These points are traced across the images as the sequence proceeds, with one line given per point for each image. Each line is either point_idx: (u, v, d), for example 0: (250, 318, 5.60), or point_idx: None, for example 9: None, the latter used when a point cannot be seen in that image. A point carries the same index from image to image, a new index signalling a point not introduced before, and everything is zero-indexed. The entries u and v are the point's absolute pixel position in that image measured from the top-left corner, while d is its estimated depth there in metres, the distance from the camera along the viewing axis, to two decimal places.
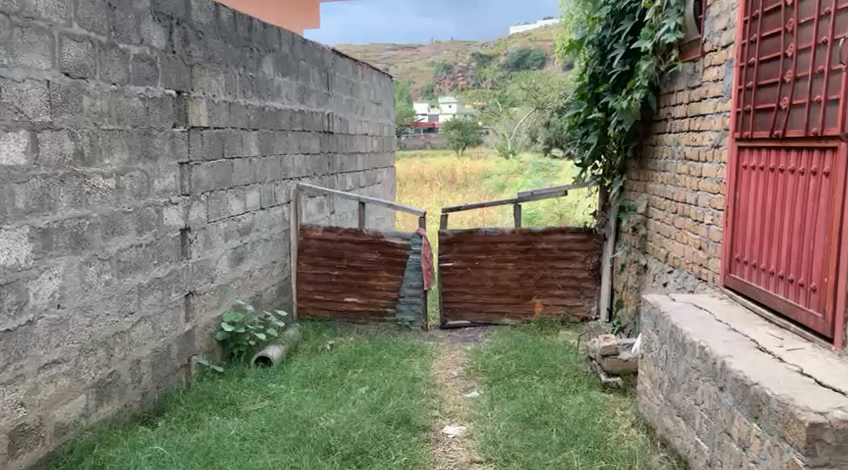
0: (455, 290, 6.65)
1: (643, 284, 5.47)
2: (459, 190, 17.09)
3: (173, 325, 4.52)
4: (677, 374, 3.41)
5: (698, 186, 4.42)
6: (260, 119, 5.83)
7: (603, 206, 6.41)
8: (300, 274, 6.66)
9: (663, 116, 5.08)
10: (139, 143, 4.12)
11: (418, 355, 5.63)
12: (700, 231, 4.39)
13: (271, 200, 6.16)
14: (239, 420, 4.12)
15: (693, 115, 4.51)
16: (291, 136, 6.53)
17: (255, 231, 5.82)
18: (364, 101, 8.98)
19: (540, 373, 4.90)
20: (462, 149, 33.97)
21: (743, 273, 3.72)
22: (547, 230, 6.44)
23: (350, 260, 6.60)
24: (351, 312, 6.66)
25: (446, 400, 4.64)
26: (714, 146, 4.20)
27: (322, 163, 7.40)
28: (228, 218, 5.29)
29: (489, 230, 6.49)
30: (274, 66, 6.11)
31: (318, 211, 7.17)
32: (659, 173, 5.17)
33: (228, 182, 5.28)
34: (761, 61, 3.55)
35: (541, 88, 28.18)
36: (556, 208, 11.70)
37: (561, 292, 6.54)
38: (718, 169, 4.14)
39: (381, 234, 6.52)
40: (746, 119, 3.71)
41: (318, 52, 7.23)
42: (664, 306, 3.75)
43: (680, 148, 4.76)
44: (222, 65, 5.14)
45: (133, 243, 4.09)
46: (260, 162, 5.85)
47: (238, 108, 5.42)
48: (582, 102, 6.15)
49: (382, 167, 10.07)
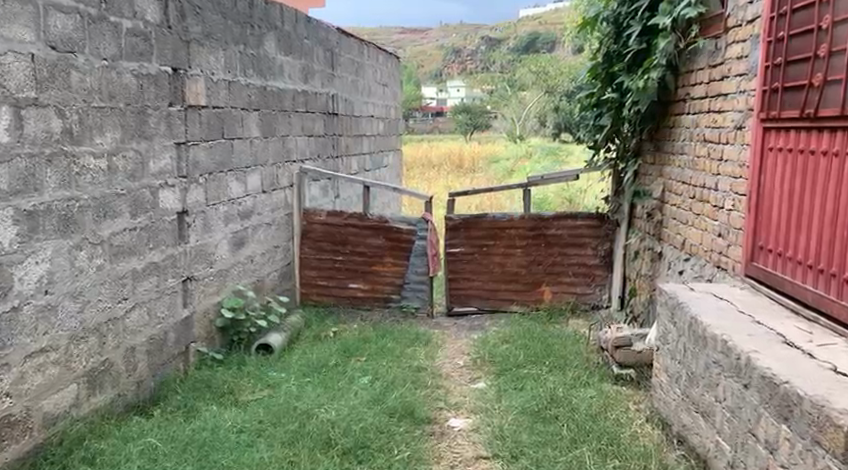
0: (462, 276, 6.47)
1: (657, 271, 5.28)
2: (467, 175, 16.91)
3: (170, 311, 4.36)
4: (695, 369, 3.23)
5: (719, 170, 4.23)
6: (262, 98, 5.66)
7: (615, 191, 6.23)
8: (303, 259, 6.49)
9: (681, 96, 4.89)
10: (133, 122, 3.94)
11: (423, 344, 5.45)
12: (719, 217, 4.21)
13: (274, 183, 5.99)
14: (237, 411, 3.96)
15: (714, 95, 4.31)
16: (295, 117, 6.36)
17: (257, 214, 5.65)
18: (370, 82, 8.79)
19: (548, 364, 4.72)
20: (471, 134, 33.65)
21: (767, 262, 3.55)
22: (557, 215, 6.25)
23: (354, 246, 6.42)
24: (355, 298, 6.50)
25: (451, 391, 4.48)
26: (737, 128, 4.00)
27: (326, 145, 7.22)
28: (228, 201, 5.12)
29: (497, 215, 6.31)
30: (277, 44, 5.92)
31: (322, 194, 7.00)
32: (675, 157, 4.98)
33: (228, 164, 5.11)
34: (791, 36, 3.37)
35: (550, 73, 27.91)
36: (565, 194, 11.46)
37: (571, 280, 6.36)
38: (740, 152, 3.95)
39: (386, 218, 6.35)
40: (773, 98, 3.52)
41: (323, 31, 7.04)
42: (682, 296, 3.57)
43: (699, 130, 4.57)
44: (221, 42, 4.96)
45: (126, 226, 3.92)
46: (261, 143, 5.68)
47: (238, 87, 5.24)
48: (594, 83, 5.94)
49: (388, 150, 9.89)
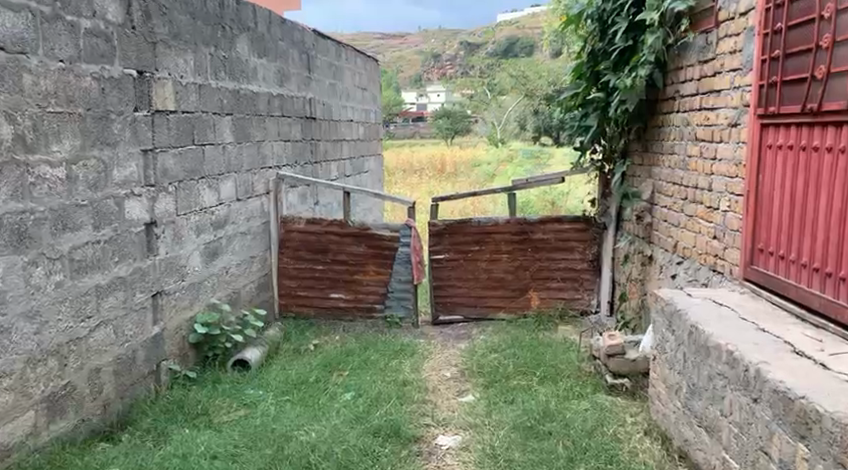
0: (447, 284, 6.26)
1: (648, 275, 5.10)
2: (449, 179, 16.73)
3: (139, 328, 4.12)
4: (697, 381, 3.04)
5: (713, 170, 4.05)
6: (235, 102, 5.43)
7: (603, 193, 6.05)
8: (282, 269, 6.26)
9: (669, 94, 4.71)
10: (94, 128, 3.71)
11: (408, 355, 5.24)
12: (715, 219, 4.02)
13: (249, 191, 5.76)
14: (211, 433, 3.72)
15: (706, 91, 4.14)
16: (270, 121, 6.13)
17: (231, 223, 5.42)
18: (349, 86, 8.58)
19: (539, 375, 4.52)
20: (452, 138, 33.53)
21: (768, 265, 3.37)
22: (544, 218, 6.07)
23: (334, 254, 6.20)
24: (337, 308, 6.28)
25: (439, 406, 4.29)
26: (732, 125, 3.82)
27: (304, 151, 6.99)
28: (199, 210, 4.89)
29: (482, 220, 6.11)
30: (250, 46, 5.69)
31: (300, 202, 6.77)
32: (665, 157, 4.80)
33: (198, 172, 4.88)
34: (790, 27, 3.20)
35: (529, 76, 27.86)
36: (548, 197, 11.30)
37: (559, 285, 6.17)
38: (736, 150, 3.77)
39: (368, 225, 6.13)
40: (771, 93, 3.35)
41: (299, 33, 6.83)
42: (680, 303, 3.38)
43: (690, 129, 4.39)
44: (191, 44, 4.73)
45: (89, 240, 3.67)
46: (235, 150, 5.45)
47: (209, 91, 5.01)
48: (579, 82, 5.77)
49: (369, 155, 9.67)
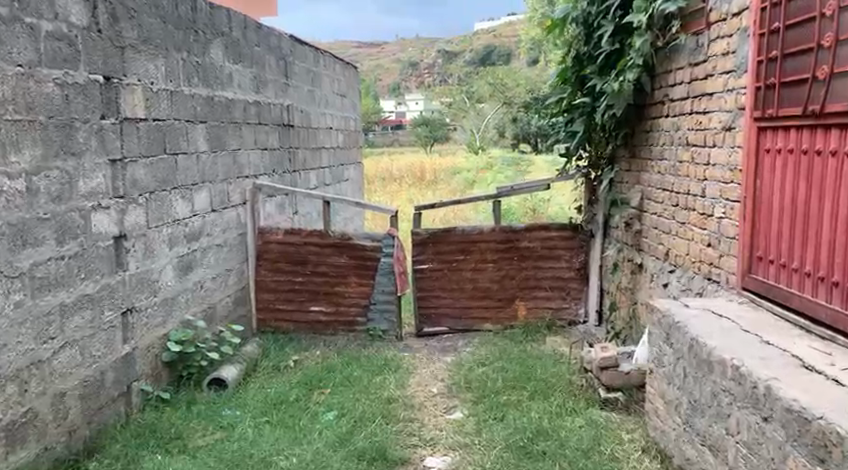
0: (431, 294, 6.08)
1: (637, 284, 4.95)
2: (429, 187, 16.60)
3: (108, 348, 3.91)
4: (699, 398, 2.88)
5: (706, 175, 3.88)
6: (209, 109, 5.22)
7: (589, 200, 5.91)
8: (260, 282, 6.06)
9: (658, 98, 4.54)
10: (58, 137, 3.50)
11: (392, 370, 5.05)
12: (709, 226, 3.86)
13: (224, 201, 5.54)
14: (184, 460, 3.52)
15: (698, 94, 3.95)
16: (246, 129, 5.93)
17: (206, 236, 5.22)
18: (328, 93, 8.40)
19: (529, 389, 4.36)
20: (431, 146, 33.45)
21: (768, 274, 3.21)
22: (530, 226, 5.92)
23: (315, 265, 6.02)
24: (318, 323, 6.09)
25: (426, 424, 4.14)
26: (726, 129, 3.63)
27: (282, 160, 6.79)
28: (172, 222, 4.70)
29: (467, 229, 5.94)
30: (224, 52, 5.49)
31: (278, 212, 6.57)
32: (654, 163, 4.65)
33: (171, 182, 4.68)
34: (788, 25, 3.05)
35: (507, 83, 27.87)
36: (530, 203, 11.18)
37: (546, 295, 6.02)
38: (730, 154, 3.58)
39: (349, 235, 5.97)
40: (768, 95, 3.19)
41: (275, 38, 6.63)
42: (679, 316, 3.21)
43: (680, 133, 4.24)
44: (161, 49, 4.53)
45: (52, 255, 3.46)
46: (209, 159, 5.24)
47: (182, 97, 4.81)
48: (564, 86, 5.62)
49: (349, 164, 9.49)
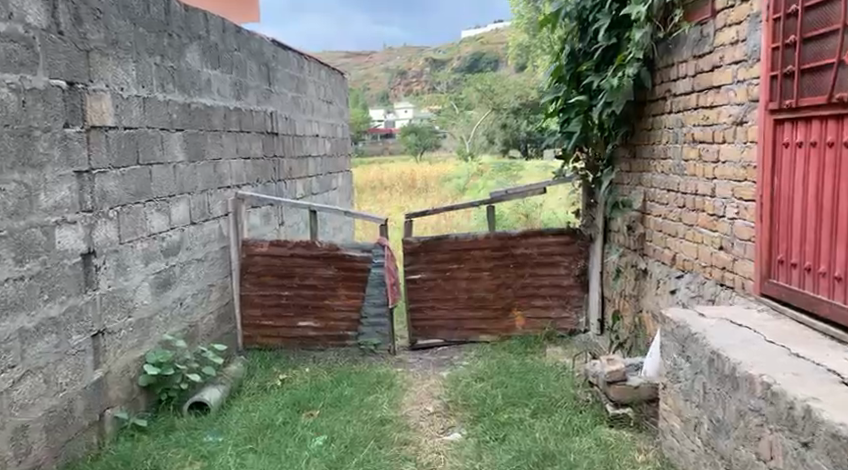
0: (425, 305, 5.81)
1: (641, 291, 4.70)
2: (420, 195, 16.36)
3: (76, 374, 3.67)
4: (722, 418, 2.62)
5: (715, 173, 3.61)
6: (185, 117, 4.94)
7: (588, 203, 5.65)
8: (245, 297, 5.79)
9: (659, 94, 4.28)
10: (16, 147, 3.26)
11: (386, 388, 4.78)
12: (720, 228, 3.59)
13: (205, 213, 5.26)
14: None
15: (704, 88, 3.67)
16: (227, 137, 5.65)
17: (185, 250, 4.94)
18: (313, 99, 8.13)
19: (532, 406, 4.13)
20: (421, 154, 33.24)
21: (790, 279, 2.95)
22: (526, 232, 5.65)
23: (302, 278, 5.75)
24: (307, 338, 5.80)
25: (422, 447, 3.89)
26: (736, 123, 3.36)
27: (265, 169, 6.51)
28: (147, 236, 4.42)
29: (460, 236, 5.67)
30: (200, 56, 5.21)
31: (263, 223, 6.29)
32: (657, 162, 4.40)
33: (145, 194, 4.40)
34: (807, 8, 2.79)
35: (496, 89, 27.67)
36: (522, 209, 10.90)
37: (545, 303, 5.75)
38: (743, 151, 3.30)
39: (337, 246, 5.70)
40: (785, 84, 2.93)
41: (256, 42, 6.35)
42: (695, 327, 2.94)
43: (684, 130, 3.98)
44: (132, 52, 4.25)
45: (9, 277, 3.23)
46: (186, 169, 4.96)
47: (155, 104, 4.53)
48: (559, 85, 5.36)
49: (337, 172, 9.23)
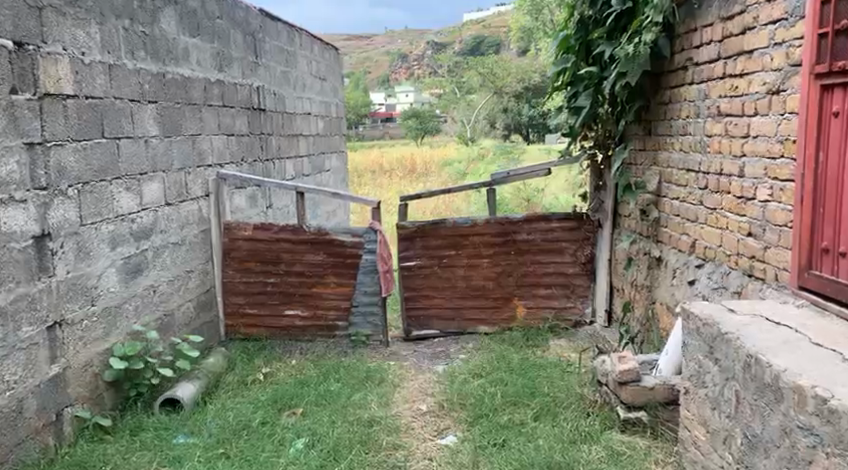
0: (421, 294, 5.42)
1: (654, 281, 4.31)
2: (419, 179, 15.94)
3: (27, 371, 3.30)
4: (761, 433, 2.24)
5: (745, 150, 3.23)
6: (160, 87, 4.54)
7: (596, 185, 5.26)
8: (227, 284, 5.40)
9: (680, 63, 3.89)
10: None
11: (376, 384, 4.41)
12: (749, 212, 3.21)
13: (183, 193, 4.87)
14: None
15: (734, 54, 3.29)
16: (208, 112, 5.24)
17: (159, 233, 4.55)
18: (305, 75, 7.71)
19: (534, 408, 3.76)
20: (421, 138, 32.74)
21: (838, 273, 2.55)
22: (528, 216, 5.26)
23: (289, 265, 5.35)
24: (293, 328, 5.44)
25: (413, 451, 3.53)
26: (772, 93, 2.98)
27: (252, 147, 6.11)
28: (115, 218, 4.04)
29: (458, 220, 5.28)
30: (177, 22, 4.80)
31: (249, 205, 5.90)
32: (674, 139, 4.00)
33: (112, 171, 4.00)
34: None
35: (496, 72, 27.13)
36: (523, 193, 10.44)
37: (548, 293, 5.37)
38: (780, 124, 2.93)
39: (326, 230, 5.30)
40: (838, 43, 2.52)
41: (241, 10, 5.94)
42: (726, 325, 2.55)
43: (706, 103, 3.59)
44: (95, 14, 3.85)
45: None
46: (161, 145, 4.56)
47: (124, 72, 4.12)
48: (566, 57, 4.95)
49: (331, 152, 8.81)
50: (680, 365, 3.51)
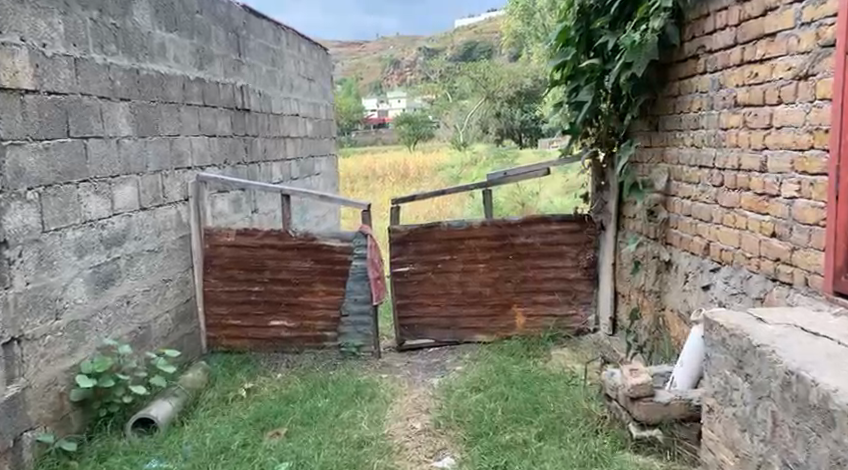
0: (415, 302, 5.13)
1: (663, 286, 4.03)
2: (412, 185, 15.65)
3: None
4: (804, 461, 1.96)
5: (767, 143, 2.96)
6: (134, 84, 4.24)
7: (598, 184, 4.98)
8: (208, 293, 5.10)
9: (689, 52, 3.61)
10: None
11: (367, 400, 4.12)
12: (773, 210, 2.94)
13: (160, 197, 4.57)
14: None
15: (754, 39, 3.02)
16: (187, 111, 4.94)
17: (134, 239, 4.25)
18: (292, 75, 7.41)
19: (538, 426, 3.47)
20: (414, 143, 32.46)
21: None
22: (527, 219, 4.98)
23: (275, 272, 5.06)
24: (280, 340, 5.14)
25: None
26: (798, 78, 2.75)
27: (235, 148, 5.81)
28: (83, 223, 3.73)
29: (453, 223, 5.00)
30: (152, 15, 4.51)
31: (232, 210, 5.59)
32: (684, 133, 3.73)
33: (79, 173, 3.70)
34: None
35: (489, 75, 26.87)
36: (518, 196, 10.15)
37: (549, 299, 5.08)
38: (808, 112, 2.71)
39: (314, 235, 5.01)
40: None
41: (223, 5, 5.64)
42: (758, 335, 2.28)
43: (721, 94, 3.31)
44: (59, 3, 3.56)
45: None
46: (136, 146, 4.26)
47: (94, 67, 3.83)
48: (566, 49, 4.67)
49: (320, 156, 8.51)
50: (697, 378, 3.23)
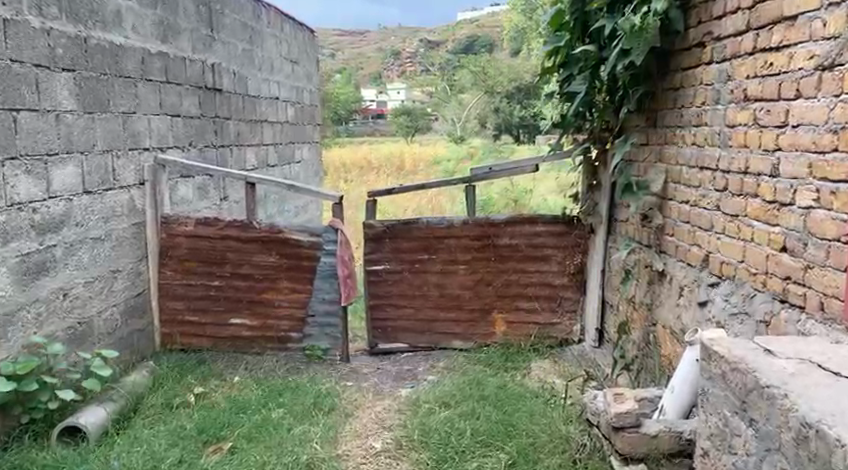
0: (387, 303, 4.74)
1: (655, 298, 3.66)
2: (404, 177, 15.23)
3: None
4: None
5: (780, 143, 2.58)
6: (80, 53, 3.82)
7: (589, 183, 4.59)
8: (164, 286, 4.70)
9: (695, 39, 3.22)
10: None
11: (325, 412, 3.74)
12: (784, 221, 2.57)
13: (110, 179, 4.15)
14: None
15: (770, 23, 2.63)
16: (147, 87, 4.52)
17: (75, 225, 3.84)
18: (272, 56, 6.99)
19: (509, 453, 3.11)
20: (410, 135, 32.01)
21: None
22: (512, 218, 4.59)
23: (235, 266, 4.67)
24: (240, 339, 4.76)
25: None
26: (822, 69, 2.37)
27: (202, 131, 5.40)
28: (9, 207, 3.34)
29: (431, 220, 4.61)
30: None
31: (196, 197, 5.18)
32: (685, 130, 3.34)
33: (5, 150, 3.30)
34: None
35: (487, 68, 26.38)
36: (511, 193, 9.73)
37: (532, 306, 4.69)
38: (832, 108, 2.33)
39: (280, 227, 4.62)
40: None
41: None
42: (767, 372, 1.90)
43: (729, 85, 2.92)
44: None
45: None
46: (81, 122, 3.85)
47: (29, 32, 3.43)
48: (560, 34, 4.27)
49: (302, 142, 8.09)
50: (690, 407, 2.86)
